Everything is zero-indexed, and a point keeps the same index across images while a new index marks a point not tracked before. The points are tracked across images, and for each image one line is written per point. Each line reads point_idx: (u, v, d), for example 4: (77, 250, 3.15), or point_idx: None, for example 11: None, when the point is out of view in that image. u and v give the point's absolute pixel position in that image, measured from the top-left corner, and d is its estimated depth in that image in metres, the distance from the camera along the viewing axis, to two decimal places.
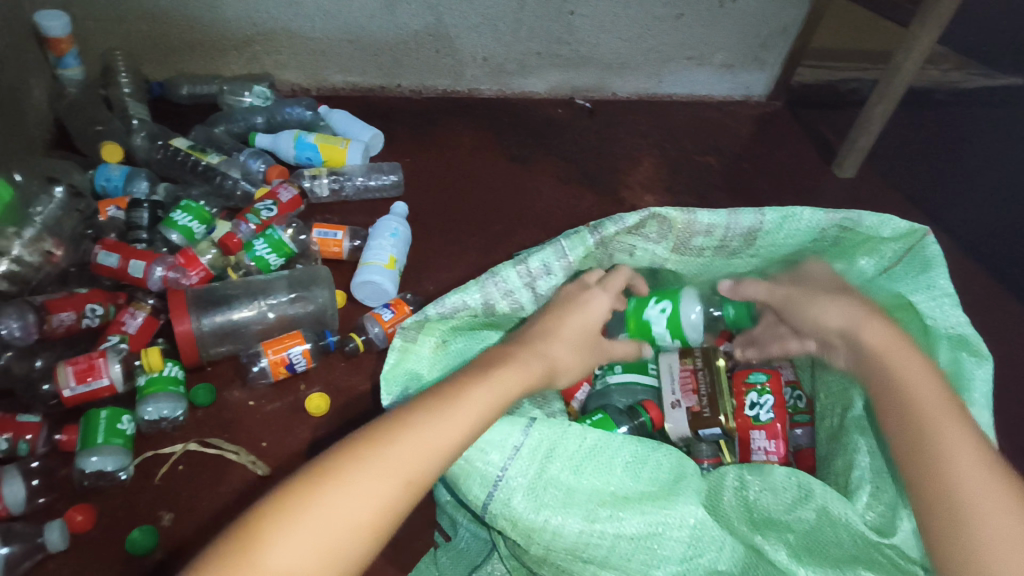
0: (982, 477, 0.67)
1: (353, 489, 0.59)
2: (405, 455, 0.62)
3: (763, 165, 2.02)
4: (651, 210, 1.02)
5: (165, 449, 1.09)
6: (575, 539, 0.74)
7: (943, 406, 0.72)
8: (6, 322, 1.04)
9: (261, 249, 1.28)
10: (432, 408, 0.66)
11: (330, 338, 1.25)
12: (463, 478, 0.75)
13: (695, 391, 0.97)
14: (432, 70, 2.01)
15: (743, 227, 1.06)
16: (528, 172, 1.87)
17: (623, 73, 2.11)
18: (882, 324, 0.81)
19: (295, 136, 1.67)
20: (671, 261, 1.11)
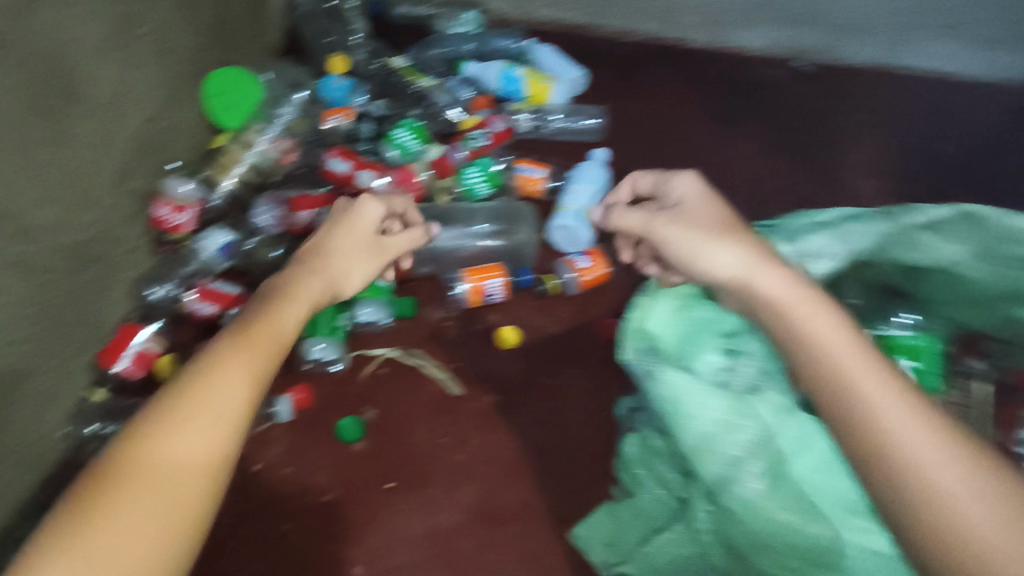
0: (915, 427, 0.61)
1: (229, 374, 0.67)
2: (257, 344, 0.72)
3: (1006, 165, 1.74)
4: (966, 208, 0.94)
5: (371, 351, 1.17)
6: (798, 535, 0.81)
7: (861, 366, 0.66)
8: (259, 211, 1.15)
9: (474, 176, 1.30)
10: (231, 345, 0.70)
11: (527, 276, 1.27)
12: (704, 453, 0.86)
13: None
14: (643, 12, 1.89)
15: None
16: (730, 135, 1.74)
17: (858, 37, 1.87)
18: (782, 278, 0.76)
19: (503, 68, 1.63)
20: (963, 264, 0.98)
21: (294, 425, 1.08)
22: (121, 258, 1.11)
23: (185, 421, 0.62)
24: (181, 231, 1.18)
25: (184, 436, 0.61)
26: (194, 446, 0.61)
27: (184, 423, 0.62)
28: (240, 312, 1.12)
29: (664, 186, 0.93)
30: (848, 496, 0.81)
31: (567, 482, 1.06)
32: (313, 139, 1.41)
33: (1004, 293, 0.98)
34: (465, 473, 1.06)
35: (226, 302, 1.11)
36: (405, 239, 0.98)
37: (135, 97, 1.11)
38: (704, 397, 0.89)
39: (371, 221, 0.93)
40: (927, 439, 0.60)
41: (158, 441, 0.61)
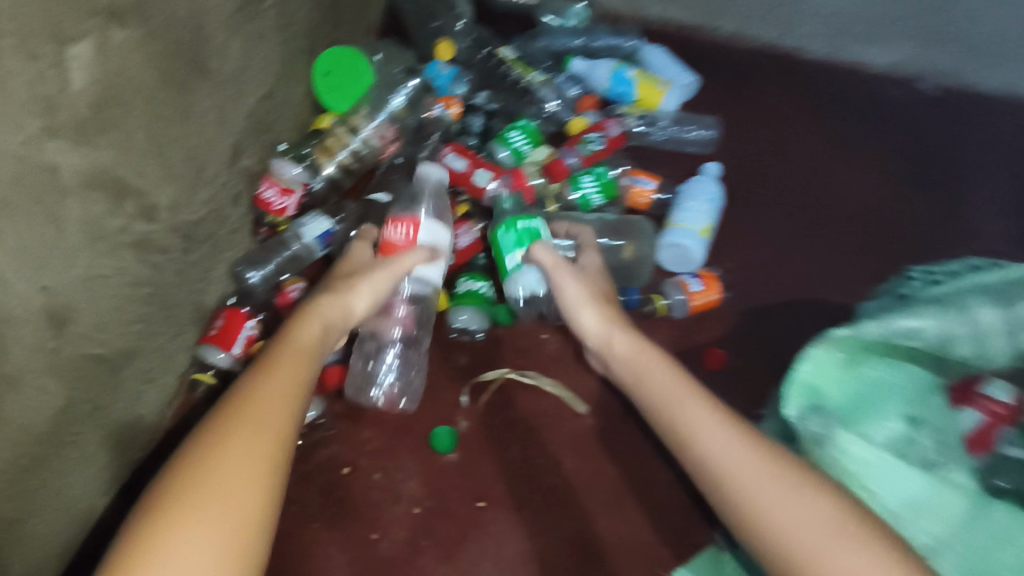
0: (810, 517, 0.68)
1: (245, 449, 0.68)
2: (267, 402, 0.73)
3: None
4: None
5: (488, 376, 1.09)
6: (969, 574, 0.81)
7: (727, 445, 0.76)
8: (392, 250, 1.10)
9: (588, 186, 1.24)
10: (248, 393, 0.74)
11: (635, 297, 1.20)
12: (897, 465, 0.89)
13: None
14: (762, 17, 1.78)
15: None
16: (849, 155, 1.62)
17: (994, 60, 1.72)
18: (679, 382, 0.85)
19: (615, 68, 1.56)
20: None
21: (386, 427, 1.03)
22: (224, 239, 1.08)
23: (212, 474, 0.65)
24: (284, 215, 1.16)
25: (220, 495, 0.64)
26: (227, 503, 0.63)
27: (197, 477, 0.64)
28: None
29: (561, 274, 0.99)
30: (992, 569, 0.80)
31: (669, 522, 0.99)
32: (417, 129, 1.34)
33: None
34: (557, 499, 1.00)
35: None
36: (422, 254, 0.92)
37: (256, 74, 1.08)
38: (875, 458, 0.84)
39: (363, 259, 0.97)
40: (857, 548, 0.65)
41: (198, 498, 0.63)
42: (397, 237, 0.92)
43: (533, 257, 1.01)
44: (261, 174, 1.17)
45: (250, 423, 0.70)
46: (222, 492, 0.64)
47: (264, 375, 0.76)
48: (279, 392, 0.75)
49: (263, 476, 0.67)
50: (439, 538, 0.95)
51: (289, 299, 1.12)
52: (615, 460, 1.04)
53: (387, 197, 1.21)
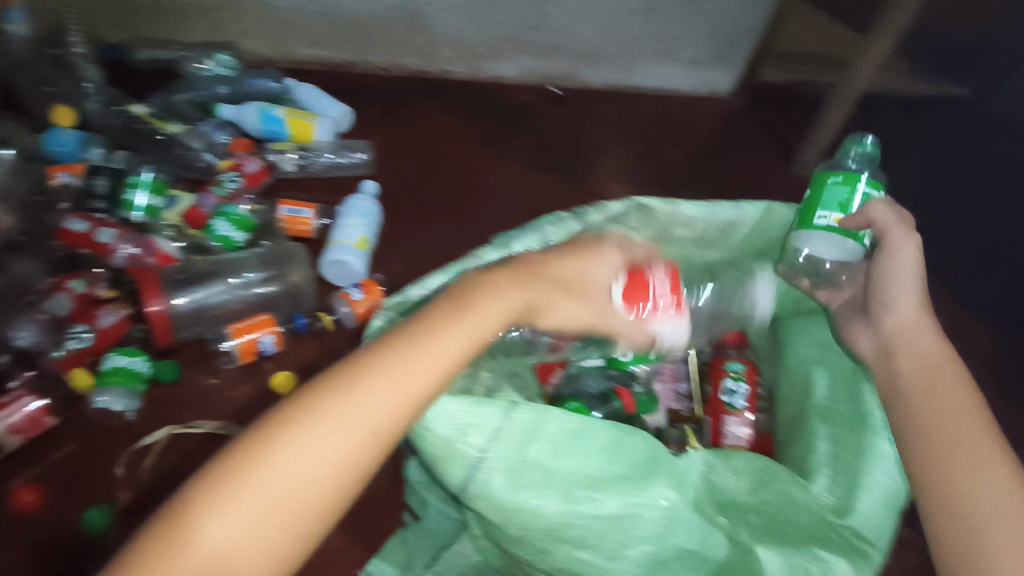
0: (985, 456, 0.69)
1: (255, 503, 0.53)
2: (386, 398, 0.59)
3: (723, 158, 2.06)
4: (634, 200, 1.04)
5: (148, 440, 1.06)
6: (554, 519, 0.76)
7: (970, 418, 0.72)
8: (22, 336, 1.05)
9: (223, 227, 1.23)
10: (291, 414, 0.57)
11: (299, 320, 1.21)
12: (444, 458, 0.75)
13: (674, 389, 1.13)
14: (403, 49, 1.97)
15: (721, 221, 1.09)
16: (497, 157, 1.87)
17: (593, 62, 2.13)
18: (935, 347, 0.81)
19: (262, 108, 1.61)
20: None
21: (29, 529, 0.97)
22: None
23: (244, 487, 0.53)
24: None
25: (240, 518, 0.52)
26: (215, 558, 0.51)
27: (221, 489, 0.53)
28: None
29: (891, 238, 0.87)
30: (591, 472, 0.77)
31: (357, 520, 1.06)
32: (32, 200, 1.22)
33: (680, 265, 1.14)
34: None
35: None
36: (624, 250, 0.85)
37: None
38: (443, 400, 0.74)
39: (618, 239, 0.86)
40: (992, 475, 0.67)
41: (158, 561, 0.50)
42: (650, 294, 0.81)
43: (860, 220, 0.89)
44: None
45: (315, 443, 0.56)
46: (246, 515, 0.53)
47: (393, 371, 0.60)
48: (338, 416, 0.57)
49: (306, 507, 0.55)
50: None
51: None
52: None
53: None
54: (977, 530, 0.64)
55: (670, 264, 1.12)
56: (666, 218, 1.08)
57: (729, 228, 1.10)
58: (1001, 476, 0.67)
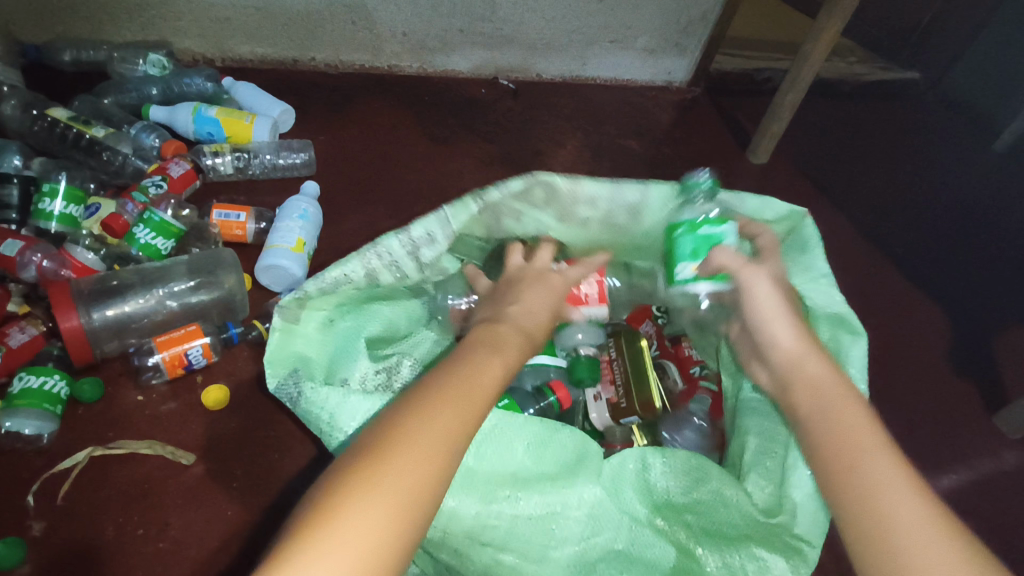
0: (887, 468, 0.66)
1: (371, 516, 0.51)
2: (393, 496, 0.53)
3: (680, 147, 2.04)
4: (534, 177, 1.03)
5: (64, 464, 1.00)
6: (472, 522, 0.73)
7: (855, 440, 0.70)
8: None
9: (144, 236, 1.17)
10: (378, 437, 0.57)
11: (232, 330, 1.15)
12: None
13: (612, 382, 1.02)
14: (348, 44, 1.91)
15: (623, 200, 1.08)
16: (449, 152, 1.82)
17: (546, 54, 2.09)
18: (828, 371, 0.79)
19: (193, 109, 1.54)
20: (554, 230, 1.12)
21: None
22: None
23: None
24: None
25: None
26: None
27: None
28: None
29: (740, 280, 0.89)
30: (512, 470, 0.76)
31: None
32: None
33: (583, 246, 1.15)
34: (167, 563, 0.95)
35: None
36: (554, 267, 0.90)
37: None
38: (357, 402, 0.76)
39: (547, 265, 0.88)
40: (905, 487, 0.64)
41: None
42: (584, 291, 0.99)
43: (711, 267, 0.88)
44: None
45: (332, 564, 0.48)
46: (367, 533, 0.50)
47: (395, 464, 0.54)
48: (423, 429, 0.58)
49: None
50: None
51: None
52: (232, 498, 1.02)
53: None
54: (899, 551, 0.60)
55: (575, 240, 1.13)
56: (570, 193, 1.07)
57: (635, 205, 1.09)
58: (919, 501, 0.63)
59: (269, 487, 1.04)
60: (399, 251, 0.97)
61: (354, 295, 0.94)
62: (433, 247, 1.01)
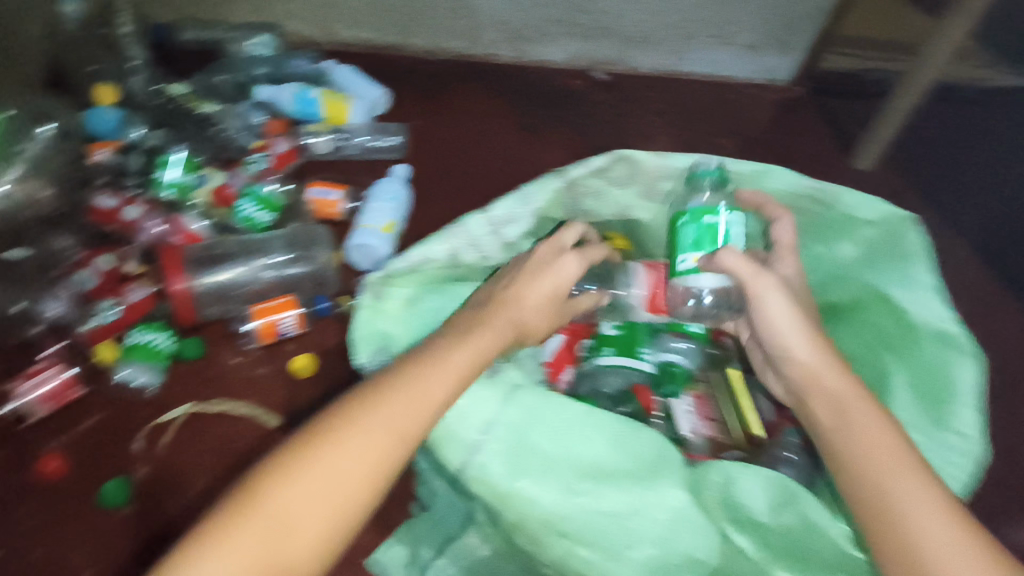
0: (915, 492, 0.67)
1: (293, 503, 0.60)
2: (355, 463, 0.62)
3: (777, 150, 1.95)
4: (617, 152, 0.99)
5: (167, 416, 1.07)
6: (551, 510, 0.70)
7: (894, 457, 0.70)
8: (52, 306, 1.10)
9: (249, 207, 1.24)
10: (323, 428, 0.64)
11: (320, 303, 1.20)
12: (439, 441, 0.73)
13: (708, 417, 0.96)
14: (447, 30, 1.93)
15: (707, 181, 1.01)
16: (538, 143, 1.82)
17: (643, 46, 2.04)
18: (847, 385, 0.77)
19: (297, 89, 1.59)
20: (637, 209, 1.07)
21: (53, 496, 0.99)
22: None
23: (214, 560, 0.56)
24: None
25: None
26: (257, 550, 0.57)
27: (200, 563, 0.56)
28: None
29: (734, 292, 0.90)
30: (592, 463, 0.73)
31: None
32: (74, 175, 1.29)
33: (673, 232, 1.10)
34: None
35: None
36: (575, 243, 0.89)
37: None
38: None
39: (567, 244, 0.86)
40: (935, 510, 0.66)
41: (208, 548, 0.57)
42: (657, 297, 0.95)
43: (715, 264, 0.83)
44: None
45: (301, 518, 0.59)
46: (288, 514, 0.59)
47: (358, 432, 0.64)
48: (364, 428, 0.64)
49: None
50: None
51: None
52: None
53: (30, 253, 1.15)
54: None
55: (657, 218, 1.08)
56: (655, 170, 1.02)
57: (724, 188, 1.01)
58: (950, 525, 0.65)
59: None
60: (479, 232, 0.94)
61: (437, 276, 0.93)
62: (516, 227, 0.97)
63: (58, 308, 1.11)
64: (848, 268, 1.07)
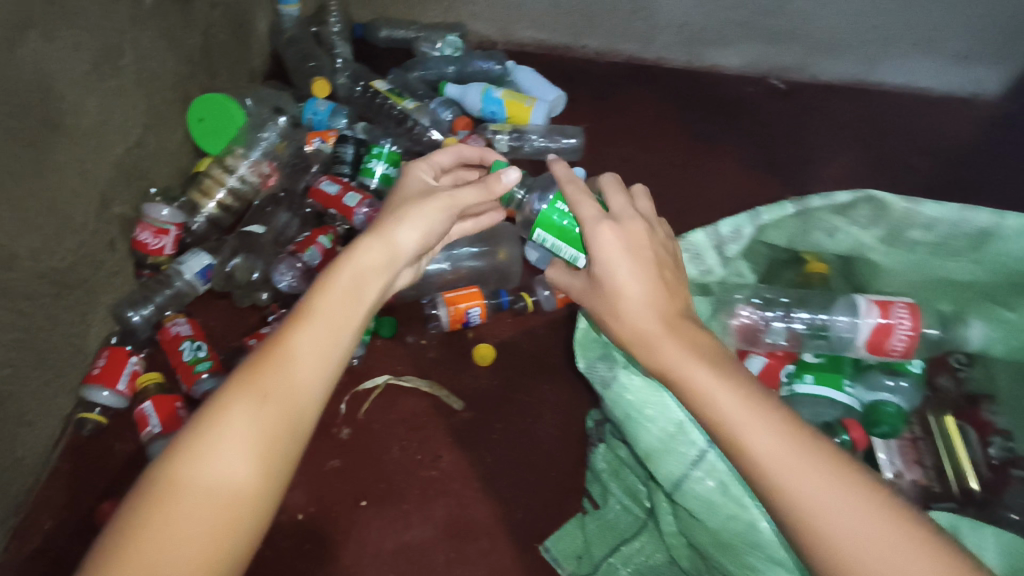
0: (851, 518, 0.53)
1: (244, 436, 0.60)
2: (312, 344, 0.67)
3: (980, 176, 1.82)
4: (869, 191, 0.82)
5: (369, 383, 1.17)
6: (764, 539, 0.67)
7: (748, 411, 0.60)
8: (282, 275, 1.17)
9: None
10: (260, 361, 0.65)
11: (505, 298, 1.28)
12: (658, 454, 0.71)
13: (918, 462, 0.89)
14: (623, 34, 1.93)
15: (975, 227, 0.82)
16: (710, 151, 1.79)
17: (830, 55, 1.94)
18: (739, 395, 0.62)
19: (483, 90, 1.68)
20: (876, 251, 0.89)
21: None
22: (101, 282, 1.13)
23: (225, 435, 0.59)
24: (164, 254, 1.21)
25: (217, 466, 0.58)
26: (229, 479, 0.58)
27: (235, 402, 0.61)
28: (199, 346, 1.13)
29: (592, 223, 0.72)
30: None
31: (541, 498, 1.08)
32: (295, 163, 1.43)
33: (919, 272, 0.91)
34: (436, 490, 1.08)
35: (171, 355, 1.13)
36: (482, 191, 0.83)
37: (118, 126, 1.14)
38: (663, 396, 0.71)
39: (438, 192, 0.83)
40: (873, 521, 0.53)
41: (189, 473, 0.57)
42: (893, 337, 0.82)
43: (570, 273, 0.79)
44: (135, 219, 1.21)
45: (313, 355, 0.67)
46: (246, 446, 0.60)
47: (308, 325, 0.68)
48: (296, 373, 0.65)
49: (300, 418, 0.64)
50: (322, 539, 1.02)
51: (170, 334, 1.14)
52: (491, 448, 1.13)
53: (264, 228, 1.26)
54: None
55: (895, 262, 0.90)
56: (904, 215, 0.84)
57: (989, 236, 0.82)
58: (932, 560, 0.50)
59: (523, 446, 1.14)
60: (701, 244, 0.85)
61: None
62: (735, 246, 0.86)
63: (286, 278, 1.18)
64: None
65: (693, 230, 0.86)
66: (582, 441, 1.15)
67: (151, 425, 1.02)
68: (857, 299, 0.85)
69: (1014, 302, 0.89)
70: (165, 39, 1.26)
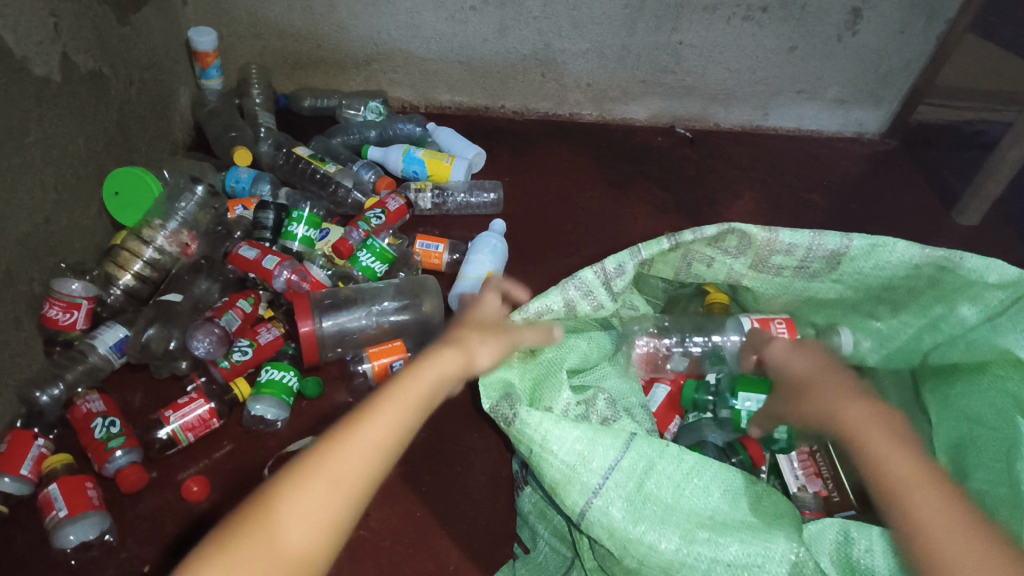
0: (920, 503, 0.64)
1: None
2: (336, 490, 0.57)
3: (870, 206, 1.98)
4: (732, 223, 0.88)
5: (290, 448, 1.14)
6: (670, 558, 0.72)
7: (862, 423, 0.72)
8: (197, 342, 1.17)
9: (366, 259, 1.36)
10: (256, 510, 0.55)
11: None
12: (563, 484, 0.74)
13: (819, 475, 0.94)
14: (536, 93, 2.05)
15: (828, 250, 0.90)
16: (625, 198, 1.90)
17: (726, 105, 2.11)
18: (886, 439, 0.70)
19: (404, 150, 1.74)
20: (749, 277, 0.96)
21: (180, 517, 1.07)
22: (6, 362, 1.10)
23: None
24: (76, 328, 1.18)
25: None
26: None
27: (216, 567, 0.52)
28: (110, 420, 1.09)
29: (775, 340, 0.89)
30: (707, 512, 0.76)
31: (472, 548, 1.08)
32: (215, 231, 1.43)
33: (795, 292, 0.98)
34: (363, 549, 1.06)
35: (82, 433, 1.09)
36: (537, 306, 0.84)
37: (24, 204, 1.14)
38: (564, 429, 0.75)
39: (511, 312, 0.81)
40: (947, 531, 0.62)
41: None
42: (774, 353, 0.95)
43: None
44: (45, 295, 1.19)
45: (323, 510, 0.56)
46: None
47: (339, 460, 0.58)
48: (295, 533, 0.55)
49: None
50: None
51: (80, 412, 1.10)
52: (419, 502, 1.12)
53: (181, 296, 1.26)
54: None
55: (766, 287, 0.97)
56: (766, 243, 0.91)
57: (840, 256, 0.91)
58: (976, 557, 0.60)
59: (451, 497, 1.14)
60: (593, 282, 0.90)
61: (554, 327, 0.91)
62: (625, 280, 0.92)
63: (203, 343, 1.17)
64: (975, 331, 0.90)
65: (584, 267, 0.90)
66: (512, 486, 1.16)
67: (55, 509, 0.97)
68: (742, 318, 0.99)
69: (880, 315, 0.99)
70: (77, 117, 1.28)
